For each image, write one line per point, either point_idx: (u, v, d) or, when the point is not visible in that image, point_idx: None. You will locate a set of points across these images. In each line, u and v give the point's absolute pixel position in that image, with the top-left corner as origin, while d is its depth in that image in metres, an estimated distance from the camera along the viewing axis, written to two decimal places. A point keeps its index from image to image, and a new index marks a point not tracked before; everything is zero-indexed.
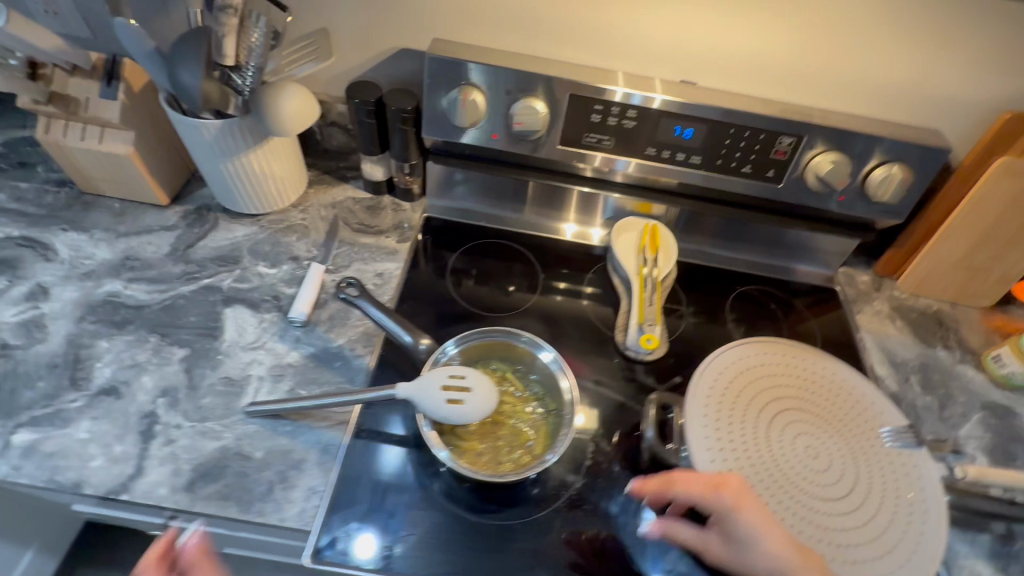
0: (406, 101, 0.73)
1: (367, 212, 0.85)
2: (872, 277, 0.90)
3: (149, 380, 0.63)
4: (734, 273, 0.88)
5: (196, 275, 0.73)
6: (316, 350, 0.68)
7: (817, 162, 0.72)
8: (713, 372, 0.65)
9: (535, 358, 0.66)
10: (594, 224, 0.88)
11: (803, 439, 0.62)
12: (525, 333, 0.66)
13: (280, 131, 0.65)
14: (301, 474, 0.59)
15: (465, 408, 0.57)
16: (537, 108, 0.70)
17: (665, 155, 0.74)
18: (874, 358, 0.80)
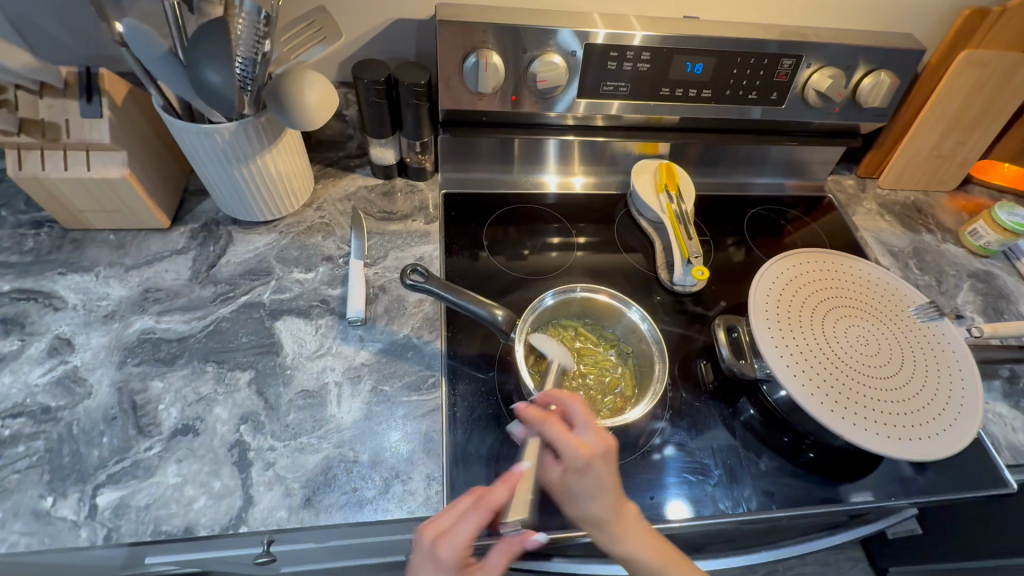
0: (418, 75, 0.71)
1: (384, 198, 0.82)
2: (856, 180, 0.98)
3: (223, 410, 0.60)
4: (741, 199, 0.94)
5: (231, 295, 0.69)
6: (385, 344, 0.67)
7: (814, 79, 0.76)
8: (763, 285, 0.72)
9: (607, 309, 0.70)
10: (573, 173, 0.90)
11: (851, 329, 0.69)
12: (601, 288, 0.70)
13: (306, 123, 0.62)
14: (414, 466, 0.58)
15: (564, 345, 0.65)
16: (556, 63, 0.71)
17: (679, 93, 0.77)
18: (876, 251, 0.88)
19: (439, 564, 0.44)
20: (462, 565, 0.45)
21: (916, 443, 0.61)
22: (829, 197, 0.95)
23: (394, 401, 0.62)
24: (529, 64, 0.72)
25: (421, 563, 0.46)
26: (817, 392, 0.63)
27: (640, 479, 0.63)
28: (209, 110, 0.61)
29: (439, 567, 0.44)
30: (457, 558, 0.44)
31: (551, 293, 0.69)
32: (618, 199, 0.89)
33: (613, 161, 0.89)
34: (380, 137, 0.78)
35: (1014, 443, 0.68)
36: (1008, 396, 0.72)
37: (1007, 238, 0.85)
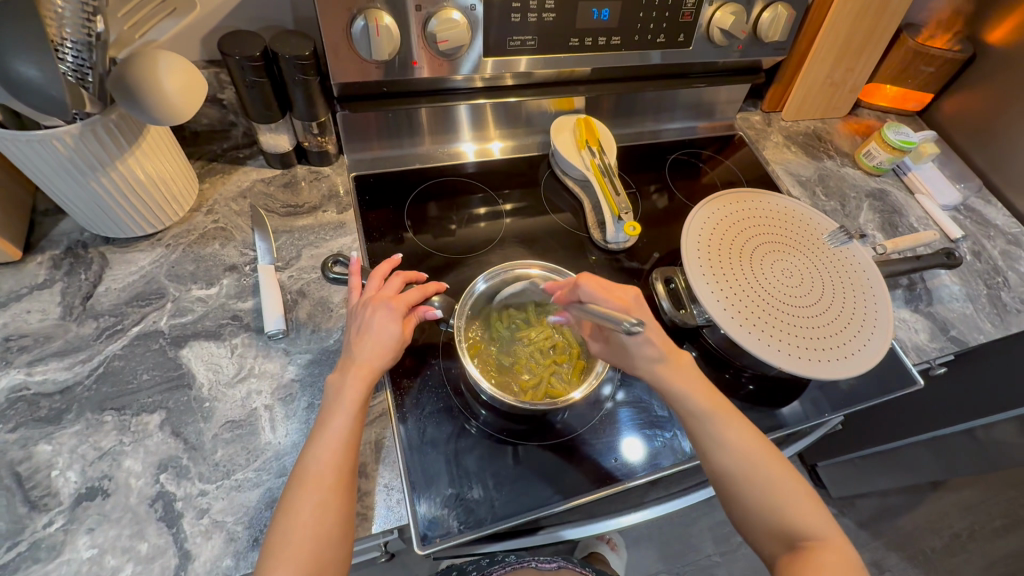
0: (301, 46, 0.61)
1: (286, 190, 0.73)
2: (762, 115, 1.01)
3: (135, 461, 0.52)
4: (659, 146, 0.93)
5: (119, 327, 0.59)
6: (315, 354, 0.61)
7: (718, 17, 0.76)
8: (693, 233, 0.73)
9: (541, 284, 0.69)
10: (490, 138, 0.85)
11: (776, 263, 0.72)
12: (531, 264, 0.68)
13: (169, 116, 0.52)
14: (371, 478, 0.55)
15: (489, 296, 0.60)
16: (455, 19, 0.64)
17: (589, 43, 0.73)
18: (787, 183, 0.92)
19: (385, 307, 0.55)
20: (404, 317, 0.56)
21: (843, 362, 0.65)
22: (739, 133, 0.97)
23: None
24: (425, 24, 0.65)
25: (360, 318, 0.55)
26: (753, 329, 0.65)
27: (601, 443, 0.62)
28: (38, 113, 0.50)
29: (388, 308, 0.55)
30: (409, 299, 0.58)
31: (481, 277, 0.67)
32: (541, 160, 0.86)
33: (529, 121, 0.85)
34: (268, 123, 0.68)
35: (918, 344, 0.76)
36: (909, 302, 0.80)
37: (896, 156, 0.91)
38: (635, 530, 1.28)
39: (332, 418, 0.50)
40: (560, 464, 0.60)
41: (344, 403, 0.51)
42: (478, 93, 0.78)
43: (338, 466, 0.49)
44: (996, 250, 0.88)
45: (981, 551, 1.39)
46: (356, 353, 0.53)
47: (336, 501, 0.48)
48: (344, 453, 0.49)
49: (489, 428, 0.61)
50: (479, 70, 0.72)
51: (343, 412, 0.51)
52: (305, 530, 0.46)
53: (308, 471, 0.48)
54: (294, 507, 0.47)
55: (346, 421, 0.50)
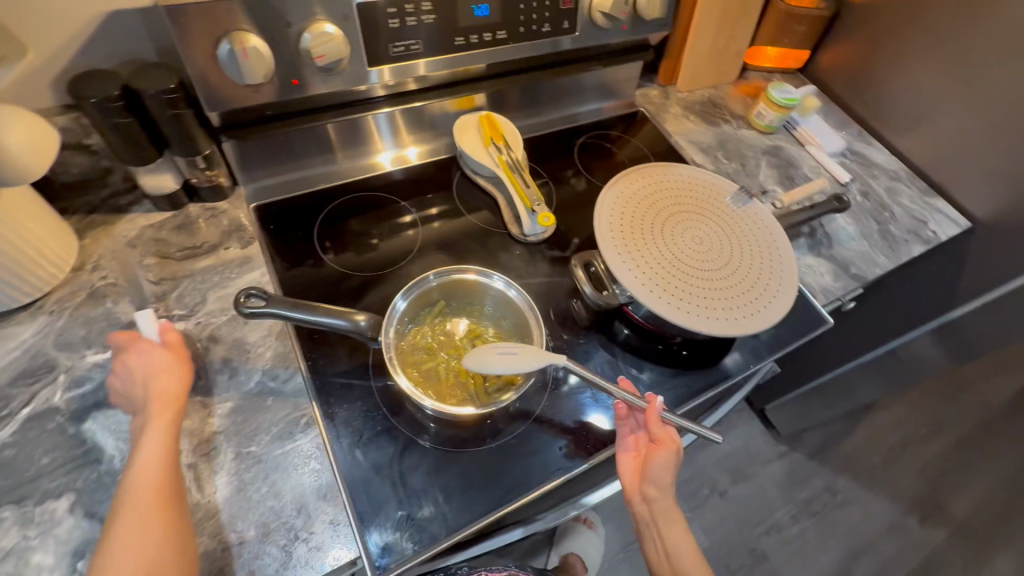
0: (164, 79, 0.58)
1: (180, 233, 0.69)
2: (659, 89, 1.04)
3: (46, 554, 0.48)
4: (565, 133, 0.95)
5: (6, 412, 0.54)
6: (237, 400, 0.58)
7: (598, 1, 0.77)
8: (606, 215, 0.74)
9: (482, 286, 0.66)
10: (405, 144, 0.84)
11: (685, 231, 0.75)
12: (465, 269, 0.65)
13: (14, 177, 0.47)
14: (312, 518, 0.53)
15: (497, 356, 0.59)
16: (329, 32, 0.61)
17: (474, 40, 0.73)
18: (691, 151, 0.95)
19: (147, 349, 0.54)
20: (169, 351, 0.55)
21: (754, 318, 0.68)
22: (639, 110, 1.00)
23: (266, 460, 0.55)
24: (299, 39, 0.62)
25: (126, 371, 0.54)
26: (671, 300, 0.67)
27: (548, 434, 0.62)
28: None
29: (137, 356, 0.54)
30: (175, 343, 0.55)
31: (399, 296, 0.63)
32: (449, 162, 0.85)
33: (435, 124, 0.84)
34: (146, 163, 0.63)
35: (824, 286, 0.81)
36: (812, 248, 0.85)
37: (783, 113, 0.97)
38: (609, 505, 1.32)
39: (143, 446, 0.50)
40: (510, 461, 0.60)
41: (150, 436, 0.50)
42: (352, 111, 0.74)
43: (159, 487, 0.48)
44: (880, 188, 0.95)
45: (914, 457, 1.53)
46: (145, 394, 0.52)
47: (166, 520, 0.46)
48: (160, 473, 0.48)
49: (434, 443, 0.60)
50: (359, 83, 0.69)
51: (150, 439, 0.50)
52: (132, 555, 0.44)
53: (128, 498, 0.47)
54: (116, 545, 0.45)
55: (157, 448, 0.49)
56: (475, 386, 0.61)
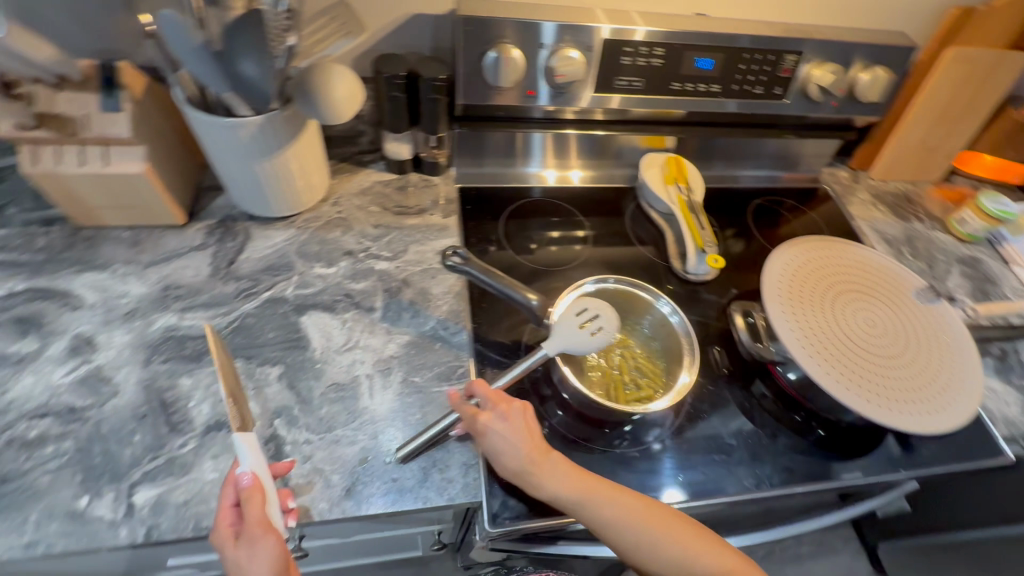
0: (437, 70, 0.71)
1: (399, 193, 0.82)
2: (849, 172, 1.02)
3: (256, 405, 0.59)
4: (743, 191, 0.97)
5: (254, 290, 0.68)
6: (413, 336, 0.67)
7: (816, 75, 0.80)
8: (778, 272, 0.74)
9: (648, 304, 0.69)
10: (570, 166, 0.91)
11: (858, 310, 0.73)
12: (642, 283, 0.69)
13: (331, 117, 0.61)
14: (450, 453, 0.59)
15: (604, 330, 0.59)
16: (574, 57, 0.72)
17: (689, 88, 0.79)
18: (872, 239, 0.92)
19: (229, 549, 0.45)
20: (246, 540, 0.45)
21: (921, 418, 0.64)
22: (824, 188, 0.99)
23: (426, 392, 0.63)
24: (547, 59, 0.73)
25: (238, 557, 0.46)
26: (831, 372, 0.66)
27: (669, 460, 0.64)
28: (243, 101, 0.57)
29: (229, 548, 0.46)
30: (255, 521, 0.45)
31: (590, 279, 0.69)
32: (626, 191, 0.92)
33: (618, 155, 0.91)
34: (396, 131, 0.77)
35: (1009, 416, 0.72)
36: (999, 371, 0.77)
37: (992, 224, 0.91)
38: None
39: None
40: (628, 470, 0.63)
41: None
42: (546, 127, 0.84)
43: None
44: None
45: None
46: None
47: None
48: None
49: (556, 430, 0.65)
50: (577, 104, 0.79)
51: None
52: None
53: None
54: None
55: None
56: (617, 387, 0.64)
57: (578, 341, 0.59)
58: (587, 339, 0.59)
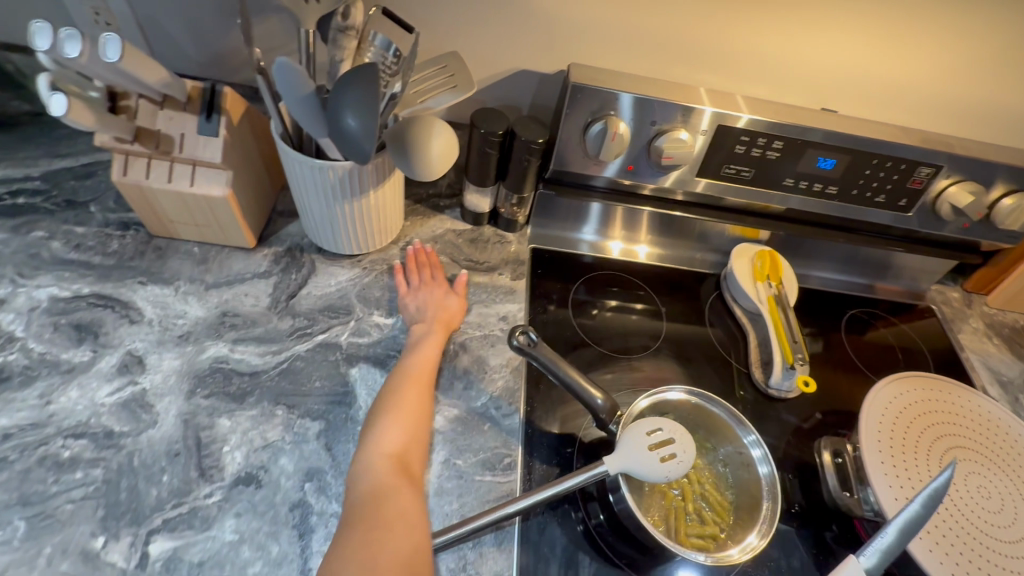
0: (536, 132, 0.67)
1: (472, 245, 0.78)
2: (962, 293, 0.91)
3: (289, 463, 0.55)
4: (840, 297, 0.87)
5: (308, 330, 0.65)
6: (462, 411, 0.62)
7: (952, 193, 0.71)
8: (879, 410, 0.65)
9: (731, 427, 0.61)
10: (639, 241, 0.84)
11: (971, 476, 0.62)
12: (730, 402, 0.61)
13: (425, 173, 0.58)
14: (483, 558, 0.53)
15: (679, 460, 0.52)
16: (683, 139, 0.66)
17: (801, 185, 0.72)
18: (984, 378, 0.81)
19: None
20: None
21: None
22: (931, 307, 0.89)
23: (468, 479, 0.58)
24: (655, 138, 0.68)
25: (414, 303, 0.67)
26: (935, 549, 0.57)
27: None
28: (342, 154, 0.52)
29: None
30: None
31: (675, 386, 0.62)
32: (709, 278, 0.84)
33: (704, 239, 0.84)
34: (480, 184, 0.74)
35: None
36: None
37: None
38: None
39: (399, 392, 0.58)
40: None
41: (387, 446, 0.53)
42: (622, 198, 0.78)
43: (381, 481, 0.50)
44: None
45: None
46: (407, 366, 0.61)
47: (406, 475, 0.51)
48: (382, 475, 0.50)
49: (599, 535, 0.58)
50: (661, 184, 0.73)
51: (413, 375, 0.59)
52: (394, 508, 0.48)
53: (360, 511, 0.47)
54: (382, 444, 0.53)
55: (383, 451, 0.52)
56: (678, 519, 0.56)
57: (644, 464, 0.52)
58: (656, 465, 0.52)
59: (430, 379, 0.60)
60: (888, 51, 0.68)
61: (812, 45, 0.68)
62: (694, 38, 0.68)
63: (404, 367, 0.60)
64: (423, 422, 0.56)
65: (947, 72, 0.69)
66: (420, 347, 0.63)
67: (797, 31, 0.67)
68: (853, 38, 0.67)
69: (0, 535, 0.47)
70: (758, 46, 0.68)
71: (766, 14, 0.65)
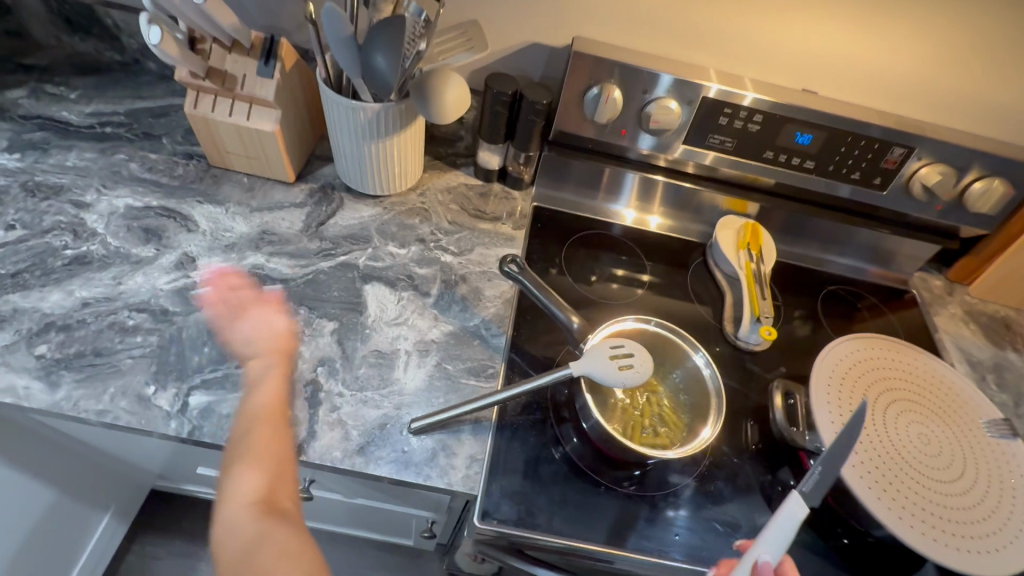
0: (541, 95, 0.77)
1: (480, 198, 0.88)
2: (944, 281, 0.95)
3: (306, 350, 0.66)
4: (823, 274, 0.93)
5: (332, 251, 0.76)
6: (456, 328, 0.71)
7: (923, 173, 0.77)
8: (832, 361, 0.71)
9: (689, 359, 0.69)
10: (651, 211, 0.92)
11: (913, 424, 0.68)
12: (690, 336, 0.69)
13: (439, 117, 0.68)
14: (460, 443, 0.62)
15: (635, 370, 0.60)
16: (672, 107, 0.75)
17: (781, 159, 0.79)
18: (953, 357, 0.85)
19: None
20: None
21: (958, 555, 0.59)
22: (912, 291, 0.93)
23: (454, 382, 0.67)
24: (646, 106, 0.76)
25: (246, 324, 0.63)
26: (867, 477, 0.63)
27: (671, 515, 0.63)
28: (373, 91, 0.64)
29: None
30: None
31: (632, 317, 0.71)
32: (697, 247, 0.91)
33: (694, 209, 0.91)
34: (491, 142, 0.83)
35: None
36: None
37: None
38: None
39: (241, 440, 0.55)
40: (625, 512, 0.62)
41: (241, 493, 0.51)
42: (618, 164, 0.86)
43: (245, 531, 0.48)
44: None
45: None
46: (249, 406, 0.57)
47: (280, 518, 0.50)
48: (249, 516, 0.49)
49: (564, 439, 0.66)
50: (652, 150, 0.82)
51: (254, 417, 0.56)
52: (275, 550, 0.47)
53: (233, 565, 0.46)
54: (232, 495, 0.51)
55: (239, 501, 0.50)
56: (634, 429, 0.64)
57: (602, 369, 0.60)
58: (613, 371, 0.60)
59: (279, 413, 0.57)
60: (868, 37, 0.75)
61: (796, 30, 0.75)
62: (689, 19, 0.76)
63: (246, 408, 0.57)
64: (280, 459, 0.54)
65: (925, 60, 0.76)
66: (261, 382, 0.59)
67: (783, 15, 0.74)
68: (834, 24, 0.74)
69: (75, 376, 0.59)
70: (748, 28, 0.76)
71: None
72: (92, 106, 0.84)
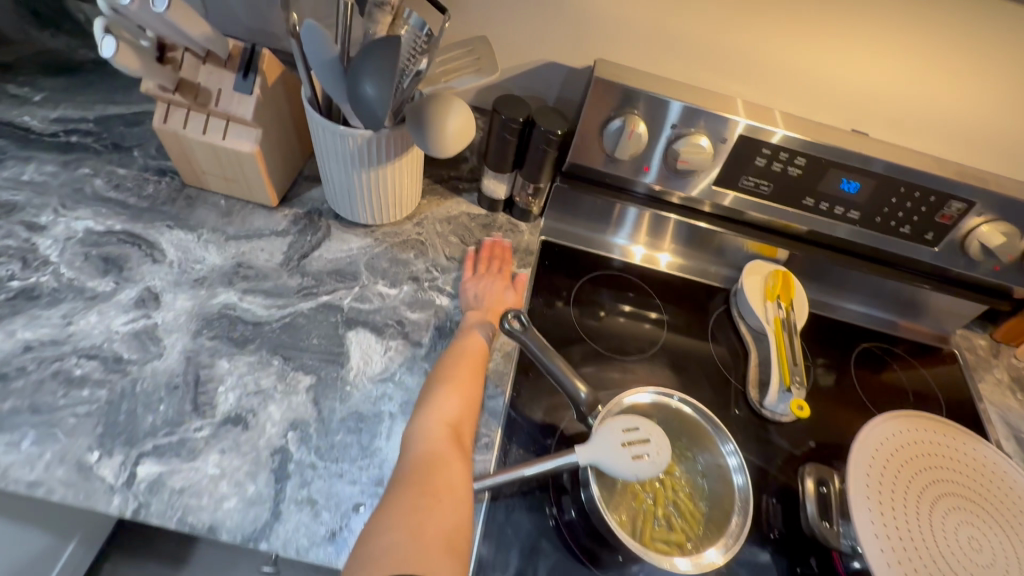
0: (556, 124, 0.68)
1: (483, 230, 0.79)
2: (989, 342, 0.87)
3: (277, 410, 0.58)
4: (856, 329, 0.84)
5: (314, 290, 0.68)
6: None
7: (983, 232, 0.68)
8: (872, 445, 0.63)
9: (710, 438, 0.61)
10: (662, 249, 0.84)
11: (963, 526, 0.60)
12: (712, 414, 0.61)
13: (437, 149, 0.59)
14: None
15: (650, 460, 0.52)
16: (702, 145, 0.66)
17: (822, 207, 0.71)
18: (999, 433, 0.77)
19: None
20: None
21: None
22: (953, 352, 0.84)
23: None
24: (673, 142, 0.67)
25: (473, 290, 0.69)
26: None
27: None
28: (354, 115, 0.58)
29: None
30: None
31: (650, 390, 0.63)
32: (719, 292, 0.83)
33: (718, 252, 0.82)
34: (498, 170, 0.75)
35: None
36: None
37: None
38: None
39: (451, 372, 0.58)
40: None
41: (444, 414, 0.53)
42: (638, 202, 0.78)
43: (433, 449, 0.50)
44: None
45: None
46: (468, 348, 0.61)
47: (455, 450, 0.51)
48: (438, 441, 0.50)
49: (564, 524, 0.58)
50: (676, 189, 0.73)
51: (473, 362, 0.59)
52: (450, 473, 0.48)
53: (408, 473, 0.47)
54: (415, 427, 0.52)
55: (439, 421, 0.52)
56: (647, 523, 0.56)
57: (613, 459, 0.52)
58: (626, 461, 0.52)
59: (482, 361, 0.60)
60: (931, 76, 0.65)
61: (848, 63, 0.66)
62: (727, 45, 0.67)
63: (460, 346, 0.61)
64: (477, 396, 0.57)
65: (994, 104, 0.67)
66: (478, 330, 0.63)
67: (835, 47, 0.65)
68: (893, 59, 0.65)
69: (9, 436, 0.52)
70: (793, 58, 0.67)
71: (804, 26, 0.64)
72: (58, 111, 0.76)
